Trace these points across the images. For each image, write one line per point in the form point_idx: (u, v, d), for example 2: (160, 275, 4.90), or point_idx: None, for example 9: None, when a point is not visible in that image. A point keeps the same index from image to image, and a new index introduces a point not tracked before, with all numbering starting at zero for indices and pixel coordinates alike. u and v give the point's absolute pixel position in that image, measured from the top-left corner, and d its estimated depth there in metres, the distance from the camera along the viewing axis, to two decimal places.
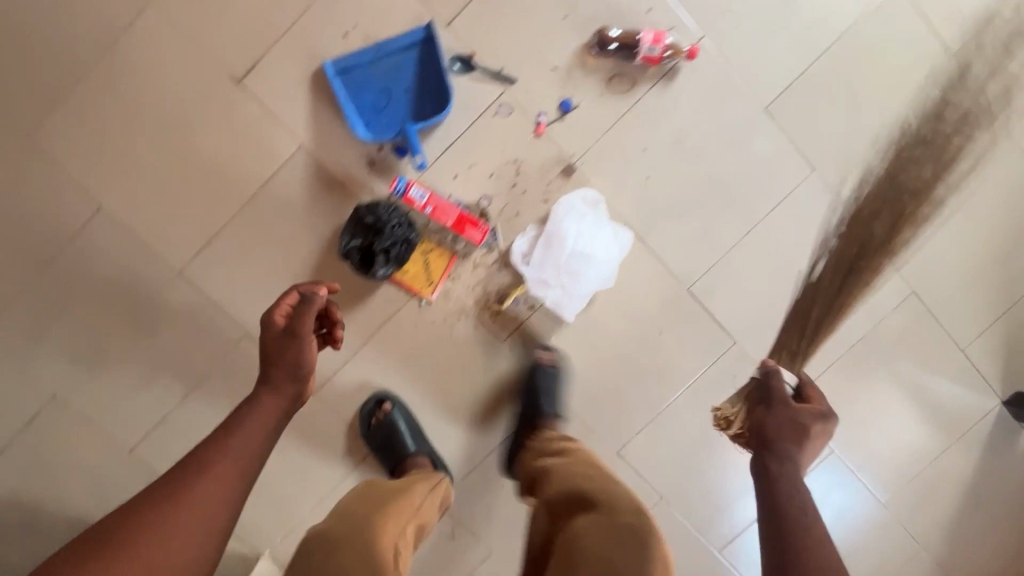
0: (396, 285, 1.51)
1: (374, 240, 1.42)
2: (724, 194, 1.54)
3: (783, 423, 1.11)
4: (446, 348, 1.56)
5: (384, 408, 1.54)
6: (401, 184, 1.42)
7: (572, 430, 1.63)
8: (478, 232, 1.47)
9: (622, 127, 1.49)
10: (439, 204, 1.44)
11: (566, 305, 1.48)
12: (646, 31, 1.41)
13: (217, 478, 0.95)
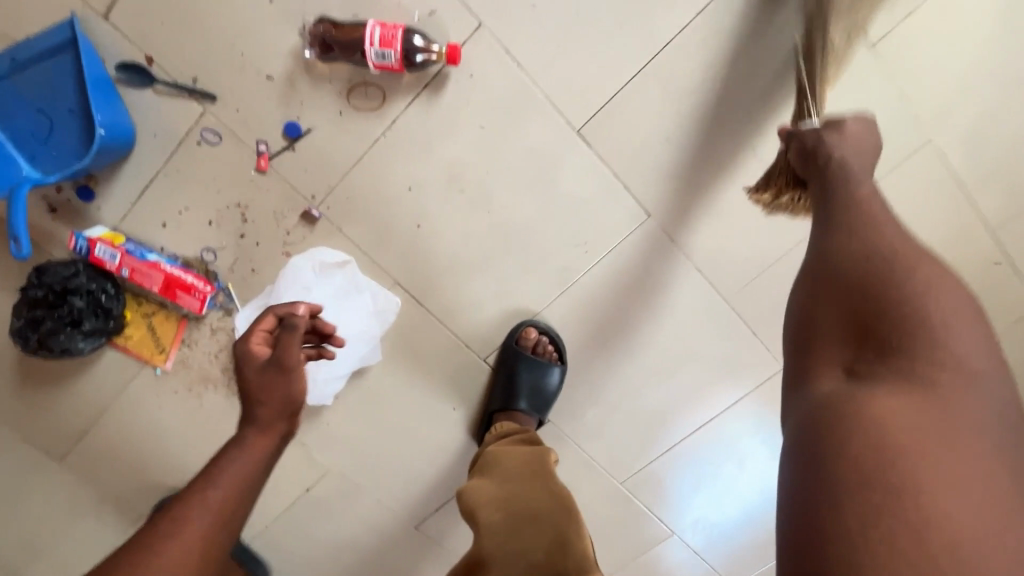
0: (124, 352, 1.24)
1: (53, 315, 1.11)
2: (526, 245, 1.16)
3: (815, 137, 0.81)
4: (199, 420, 1.32)
5: None
6: (81, 243, 1.09)
7: (361, 504, 1.42)
8: (193, 300, 1.14)
9: (376, 159, 1.09)
10: (137, 266, 1.12)
11: (315, 388, 1.22)
12: (374, 24, 0.94)
13: (197, 521, 0.69)
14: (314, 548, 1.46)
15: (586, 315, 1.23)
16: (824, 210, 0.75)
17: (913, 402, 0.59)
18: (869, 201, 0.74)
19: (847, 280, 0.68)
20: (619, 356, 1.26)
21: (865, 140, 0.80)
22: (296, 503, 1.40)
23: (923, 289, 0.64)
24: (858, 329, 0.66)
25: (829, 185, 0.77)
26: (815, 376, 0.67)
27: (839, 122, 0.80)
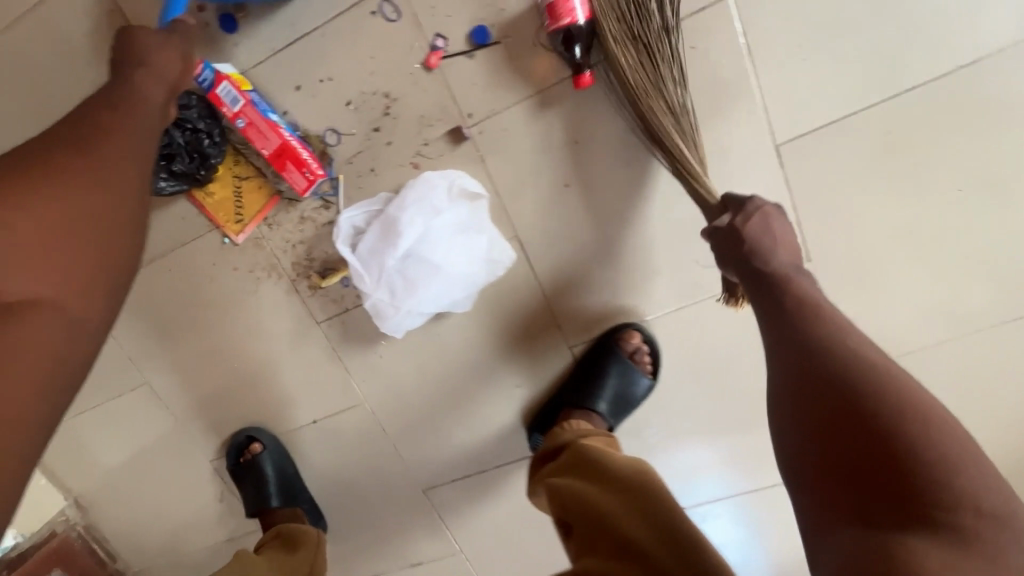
0: (197, 208, 1.13)
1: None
2: (669, 247, 1.03)
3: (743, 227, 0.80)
4: (248, 305, 1.22)
5: (253, 449, 1.32)
6: (207, 75, 0.97)
7: (378, 448, 1.32)
8: (302, 179, 1.02)
9: (551, 97, 0.97)
10: (256, 121, 0.99)
11: (393, 316, 1.06)
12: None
13: (98, 166, 0.65)
14: (315, 473, 1.38)
15: (697, 342, 1.09)
16: (776, 334, 0.72)
17: (949, 548, 0.54)
18: (805, 307, 0.72)
19: (825, 414, 0.64)
20: (711, 396, 1.13)
21: (789, 236, 0.81)
22: (314, 422, 1.31)
23: (887, 405, 0.61)
24: (856, 462, 0.60)
25: (785, 294, 0.74)
26: (830, 526, 0.60)
27: (733, 231, 0.80)
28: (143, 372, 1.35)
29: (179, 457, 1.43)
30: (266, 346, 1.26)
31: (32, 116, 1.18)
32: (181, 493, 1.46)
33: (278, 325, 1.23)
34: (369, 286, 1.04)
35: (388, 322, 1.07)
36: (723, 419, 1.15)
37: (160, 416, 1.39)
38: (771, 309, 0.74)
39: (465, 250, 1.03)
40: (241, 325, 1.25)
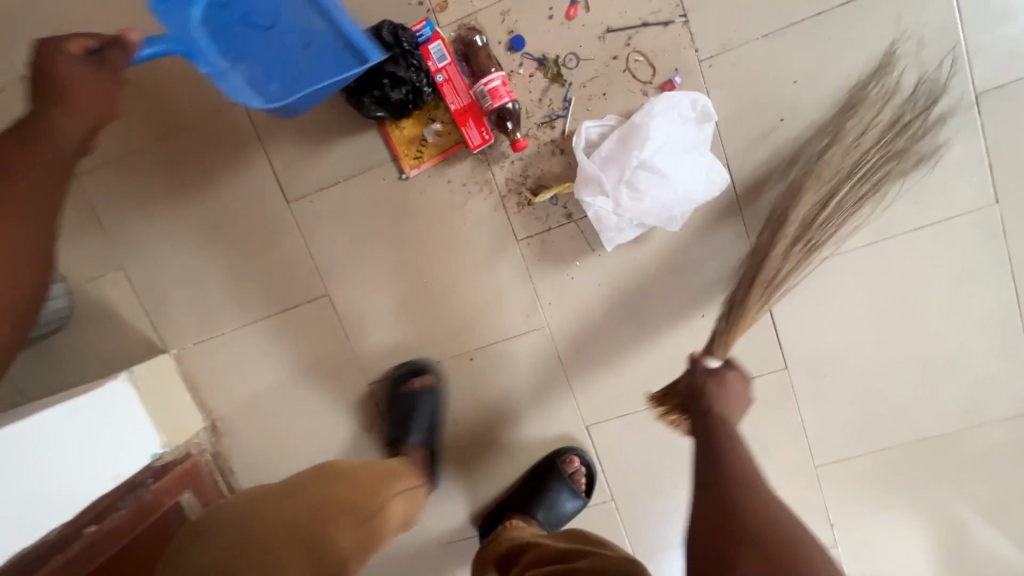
0: (385, 139, 1.27)
1: (385, 58, 1.16)
2: None
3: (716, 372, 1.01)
4: (450, 221, 1.29)
5: (418, 381, 1.33)
6: (426, 32, 1.16)
7: (546, 379, 1.33)
8: (477, 135, 1.19)
9: (776, 39, 1.12)
10: (453, 79, 1.18)
11: (611, 223, 1.15)
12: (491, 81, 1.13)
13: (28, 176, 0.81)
14: (474, 405, 1.37)
15: (882, 276, 1.19)
16: (701, 461, 0.90)
17: None
18: (733, 437, 0.90)
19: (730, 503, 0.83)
20: (889, 331, 1.21)
21: (741, 399, 0.99)
22: (486, 346, 1.33)
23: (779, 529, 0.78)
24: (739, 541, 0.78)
25: (721, 435, 0.91)
26: None
27: (717, 373, 1.00)
28: (315, 288, 1.36)
29: (330, 382, 1.40)
30: (457, 262, 1.31)
31: None
32: (324, 421, 1.42)
33: (474, 242, 1.29)
34: (591, 188, 1.14)
35: (603, 230, 1.16)
36: (896, 357, 1.22)
37: (322, 335, 1.38)
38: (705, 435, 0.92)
39: (690, 164, 1.13)
40: (436, 241, 1.30)
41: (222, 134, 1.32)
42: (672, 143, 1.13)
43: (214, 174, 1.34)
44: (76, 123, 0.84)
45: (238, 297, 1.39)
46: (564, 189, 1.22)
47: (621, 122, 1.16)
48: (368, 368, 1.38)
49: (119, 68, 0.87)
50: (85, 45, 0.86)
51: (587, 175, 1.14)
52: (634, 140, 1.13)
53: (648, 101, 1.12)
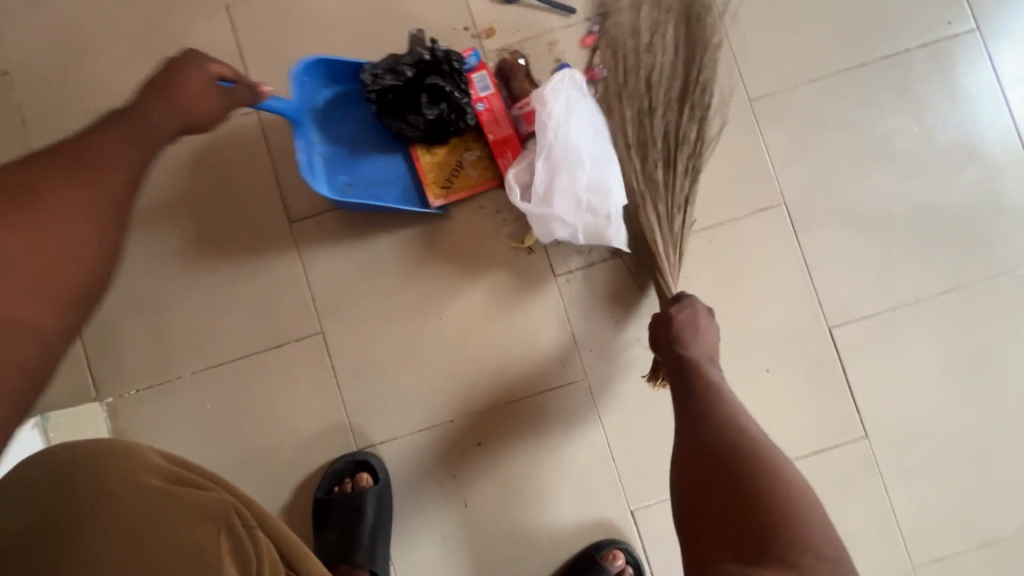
0: (411, 164, 1.11)
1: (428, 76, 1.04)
2: (928, 226, 1.09)
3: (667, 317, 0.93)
4: (479, 250, 1.12)
5: (357, 480, 1.06)
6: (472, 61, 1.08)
7: (583, 444, 1.09)
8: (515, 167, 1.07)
9: (828, 84, 1.11)
10: (495, 109, 1.08)
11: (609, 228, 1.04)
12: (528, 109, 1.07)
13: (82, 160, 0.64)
14: (493, 480, 1.09)
15: (961, 331, 1.08)
16: (687, 413, 0.85)
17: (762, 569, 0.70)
18: (705, 388, 0.86)
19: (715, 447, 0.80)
20: (973, 392, 1.08)
21: (711, 335, 0.93)
22: (513, 402, 1.10)
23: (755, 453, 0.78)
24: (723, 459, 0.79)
25: (697, 378, 0.87)
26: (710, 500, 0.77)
27: (666, 319, 0.93)
28: (305, 325, 1.12)
29: (311, 446, 1.10)
30: (483, 298, 1.11)
31: (288, 41, 1.16)
32: (294, 500, 1.10)
33: (504, 277, 1.11)
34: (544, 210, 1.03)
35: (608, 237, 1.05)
36: (983, 423, 1.07)
37: (309, 384, 1.11)
38: (682, 387, 0.88)
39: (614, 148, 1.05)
40: (461, 274, 1.12)
41: (226, 143, 1.15)
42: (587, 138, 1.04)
43: (201, 188, 1.15)
44: (162, 114, 0.75)
45: (212, 333, 1.13)
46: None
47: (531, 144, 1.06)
48: (362, 429, 1.10)
49: (240, 103, 0.84)
50: (220, 70, 0.81)
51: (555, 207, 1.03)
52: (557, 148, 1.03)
53: (536, 112, 1.02)
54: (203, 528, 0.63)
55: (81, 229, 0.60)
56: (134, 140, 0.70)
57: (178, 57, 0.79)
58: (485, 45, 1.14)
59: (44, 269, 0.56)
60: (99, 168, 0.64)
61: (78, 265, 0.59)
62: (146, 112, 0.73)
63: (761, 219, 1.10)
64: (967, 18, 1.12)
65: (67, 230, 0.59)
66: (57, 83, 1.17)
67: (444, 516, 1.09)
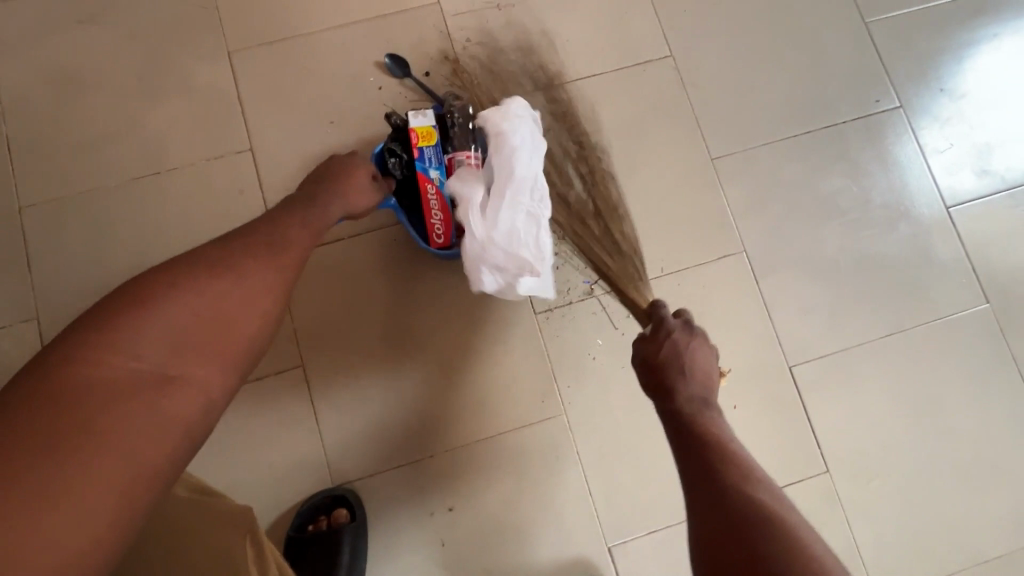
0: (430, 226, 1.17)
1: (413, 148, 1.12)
2: (871, 275, 1.21)
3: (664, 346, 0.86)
4: (463, 287, 1.16)
5: (330, 517, 1.04)
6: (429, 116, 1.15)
7: (561, 480, 1.10)
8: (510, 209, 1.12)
9: (778, 147, 1.25)
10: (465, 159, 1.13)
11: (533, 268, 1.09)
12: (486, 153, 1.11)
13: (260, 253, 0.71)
14: (472, 517, 1.08)
15: (905, 372, 1.18)
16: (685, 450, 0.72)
17: None
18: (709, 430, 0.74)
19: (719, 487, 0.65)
20: (920, 429, 1.16)
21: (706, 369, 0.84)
22: (493, 437, 1.11)
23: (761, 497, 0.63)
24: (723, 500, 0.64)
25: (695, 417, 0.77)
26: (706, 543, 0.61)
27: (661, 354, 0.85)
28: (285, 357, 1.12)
29: (286, 483, 1.08)
30: (466, 334, 1.14)
31: (286, 86, 1.22)
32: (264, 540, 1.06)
33: (486, 314, 1.15)
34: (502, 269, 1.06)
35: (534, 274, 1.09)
36: (931, 458, 1.15)
37: (286, 417, 1.10)
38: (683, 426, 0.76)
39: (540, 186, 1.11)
40: (445, 310, 1.15)
41: (219, 180, 1.19)
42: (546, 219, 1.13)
43: (191, 221, 1.17)
44: (329, 213, 0.88)
45: None
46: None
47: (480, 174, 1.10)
48: (340, 465, 1.09)
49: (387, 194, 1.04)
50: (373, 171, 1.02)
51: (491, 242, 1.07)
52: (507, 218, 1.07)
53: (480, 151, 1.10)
54: (229, 534, 0.72)
55: (246, 304, 0.66)
56: (304, 223, 0.80)
57: (347, 158, 0.98)
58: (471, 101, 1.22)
59: (219, 337, 0.63)
60: (265, 249, 0.71)
61: (241, 340, 0.65)
62: (326, 206, 0.88)
63: (725, 265, 1.19)
64: (892, 97, 1.29)
65: (235, 307, 0.65)
66: (49, 116, 1.19)
67: (420, 557, 1.06)
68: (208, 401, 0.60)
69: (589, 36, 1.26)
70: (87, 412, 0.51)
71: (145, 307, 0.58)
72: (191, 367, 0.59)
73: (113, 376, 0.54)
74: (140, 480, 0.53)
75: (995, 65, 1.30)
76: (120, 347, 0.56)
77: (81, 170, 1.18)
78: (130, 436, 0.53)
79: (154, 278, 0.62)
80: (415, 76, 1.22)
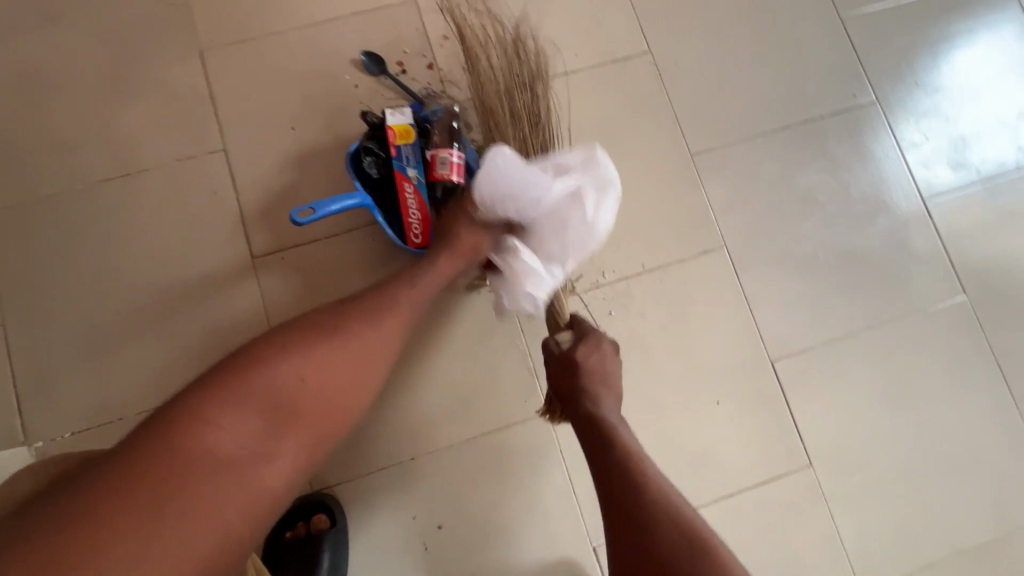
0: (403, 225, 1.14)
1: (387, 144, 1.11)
2: (851, 270, 1.21)
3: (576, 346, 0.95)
4: (443, 287, 1.14)
5: (310, 522, 1.03)
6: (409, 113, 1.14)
7: (546, 481, 1.09)
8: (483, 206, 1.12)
9: (757, 144, 1.25)
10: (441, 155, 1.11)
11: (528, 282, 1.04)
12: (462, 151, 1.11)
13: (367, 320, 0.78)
14: (455, 520, 1.06)
15: (886, 364, 1.18)
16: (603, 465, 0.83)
17: None
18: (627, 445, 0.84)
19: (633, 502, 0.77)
20: (901, 421, 1.17)
21: (614, 371, 0.95)
22: (476, 438, 1.10)
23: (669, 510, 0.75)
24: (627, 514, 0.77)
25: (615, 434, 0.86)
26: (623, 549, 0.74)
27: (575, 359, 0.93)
28: None
29: None
30: (447, 335, 1.13)
31: (260, 86, 1.20)
32: None
33: (468, 313, 1.14)
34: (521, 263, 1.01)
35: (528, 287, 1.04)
36: (913, 450, 1.16)
37: None
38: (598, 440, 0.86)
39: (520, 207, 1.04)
40: (425, 310, 1.13)
41: (192, 181, 1.16)
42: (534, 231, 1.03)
43: (163, 224, 1.14)
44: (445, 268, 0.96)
45: (166, 373, 1.10)
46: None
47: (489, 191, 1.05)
48: (319, 470, 1.07)
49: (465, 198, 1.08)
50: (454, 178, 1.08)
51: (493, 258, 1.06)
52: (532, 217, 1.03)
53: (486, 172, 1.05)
54: None
55: (347, 377, 0.72)
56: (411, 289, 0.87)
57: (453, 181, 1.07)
58: (449, 98, 1.21)
59: (320, 405, 0.69)
60: (368, 318, 0.78)
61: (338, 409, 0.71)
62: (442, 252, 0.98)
63: (706, 261, 1.19)
64: (869, 92, 1.30)
65: (338, 378, 0.71)
66: (14, 118, 1.16)
67: (403, 561, 1.05)
68: (298, 462, 0.67)
69: (568, 32, 1.26)
70: (207, 469, 0.60)
71: (267, 375, 0.66)
72: (287, 434, 0.66)
73: (232, 437, 0.62)
74: (230, 537, 0.60)
75: (969, 60, 1.32)
76: (241, 406, 0.64)
77: (49, 173, 1.15)
78: (235, 493, 0.61)
79: (282, 340, 0.70)
80: (391, 74, 1.21)
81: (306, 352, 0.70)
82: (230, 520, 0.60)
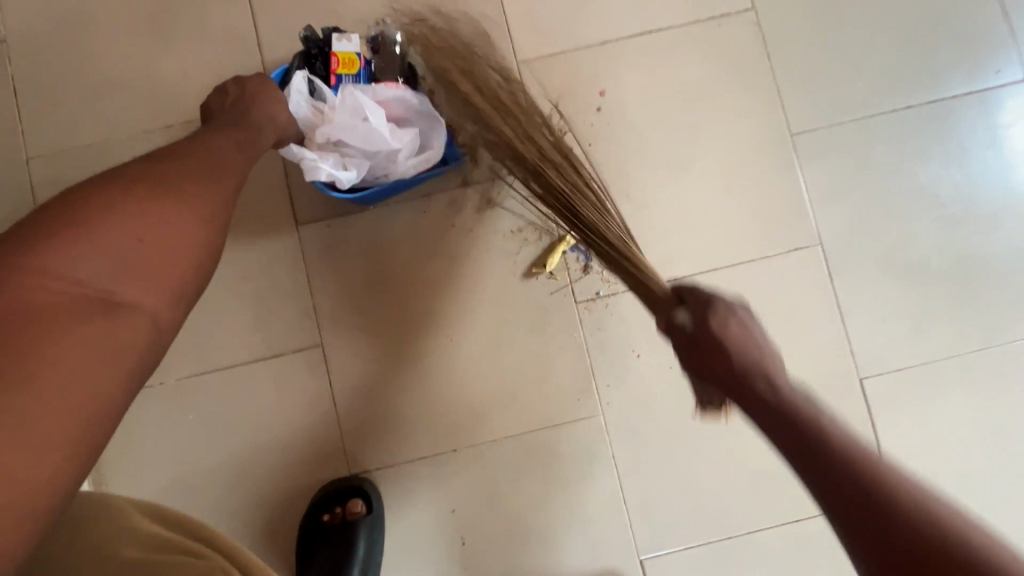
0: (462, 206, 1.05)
1: (321, 66, 0.99)
2: (968, 281, 1.05)
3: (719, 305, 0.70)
4: (498, 270, 1.04)
5: (347, 511, 0.97)
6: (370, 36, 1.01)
7: (593, 486, 1.01)
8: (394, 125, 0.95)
9: (870, 126, 1.07)
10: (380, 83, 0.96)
11: (316, 164, 0.90)
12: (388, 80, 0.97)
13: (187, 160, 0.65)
14: (495, 518, 1.01)
15: (995, 394, 1.03)
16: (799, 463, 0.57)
17: None
18: (817, 426, 0.58)
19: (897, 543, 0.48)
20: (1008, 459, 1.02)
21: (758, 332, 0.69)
22: (521, 434, 1.02)
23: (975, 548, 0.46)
24: None
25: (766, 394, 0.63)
26: None
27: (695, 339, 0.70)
28: (304, 335, 1.04)
29: (300, 468, 1.02)
30: (499, 321, 1.04)
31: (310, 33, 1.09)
32: (279, 525, 1.02)
33: (524, 300, 1.04)
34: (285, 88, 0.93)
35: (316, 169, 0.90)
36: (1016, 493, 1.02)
37: (302, 400, 1.03)
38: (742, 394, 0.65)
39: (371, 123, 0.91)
40: (475, 292, 1.04)
41: None
42: (350, 143, 0.92)
43: None
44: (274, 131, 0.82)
45: (198, 339, 1.04)
46: (569, 251, 1.04)
47: (370, 108, 0.91)
48: (357, 453, 1.02)
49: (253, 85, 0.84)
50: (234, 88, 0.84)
51: (328, 157, 0.91)
52: (378, 128, 0.91)
53: (388, 101, 0.94)
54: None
55: (195, 226, 0.60)
56: (242, 141, 0.74)
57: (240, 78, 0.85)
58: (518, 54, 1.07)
59: (165, 265, 0.57)
60: (195, 172, 0.64)
61: (188, 267, 0.59)
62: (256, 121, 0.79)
63: (795, 260, 1.04)
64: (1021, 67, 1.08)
65: (180, 234, 0.59)
66: (52, 58, 1.09)
67: (439, 556, 1.00)
68: (153, 327, 0.55)
69: None
70: (27, 340, 0.47)
71: (81, 233, 0.53)
72: (127, 282, 0.54)
73: (45, 307, 0.49)
74: (103, 395, 0.49)
75: None
76: (49, 270, 0.50)
77: (87, 121, 1.08)
78: (80, 364, 0.48)
79: (82, 194, 0.56)
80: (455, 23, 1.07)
81: (107, 202, 0.56)
82: (79, 396, 0.48)
